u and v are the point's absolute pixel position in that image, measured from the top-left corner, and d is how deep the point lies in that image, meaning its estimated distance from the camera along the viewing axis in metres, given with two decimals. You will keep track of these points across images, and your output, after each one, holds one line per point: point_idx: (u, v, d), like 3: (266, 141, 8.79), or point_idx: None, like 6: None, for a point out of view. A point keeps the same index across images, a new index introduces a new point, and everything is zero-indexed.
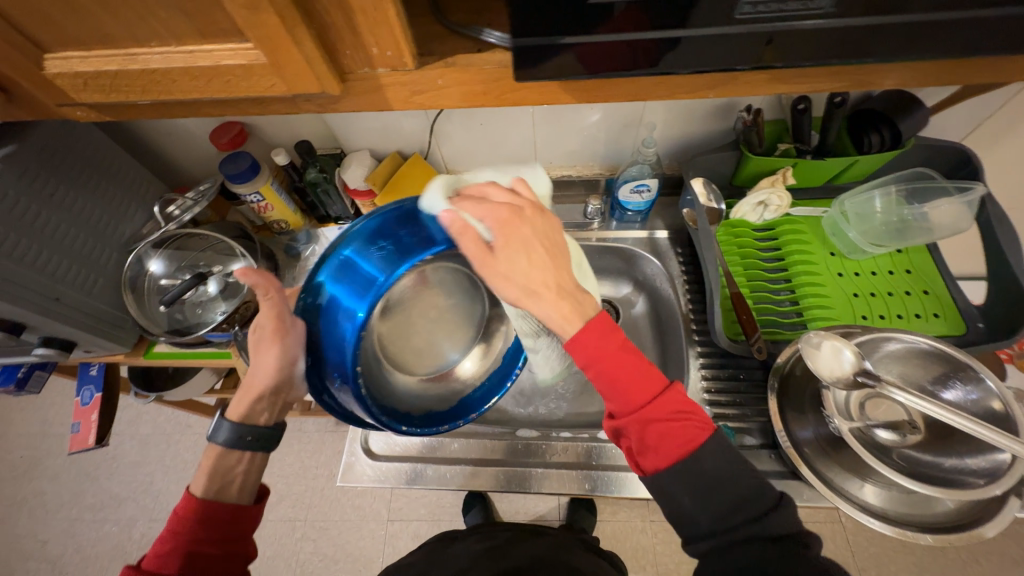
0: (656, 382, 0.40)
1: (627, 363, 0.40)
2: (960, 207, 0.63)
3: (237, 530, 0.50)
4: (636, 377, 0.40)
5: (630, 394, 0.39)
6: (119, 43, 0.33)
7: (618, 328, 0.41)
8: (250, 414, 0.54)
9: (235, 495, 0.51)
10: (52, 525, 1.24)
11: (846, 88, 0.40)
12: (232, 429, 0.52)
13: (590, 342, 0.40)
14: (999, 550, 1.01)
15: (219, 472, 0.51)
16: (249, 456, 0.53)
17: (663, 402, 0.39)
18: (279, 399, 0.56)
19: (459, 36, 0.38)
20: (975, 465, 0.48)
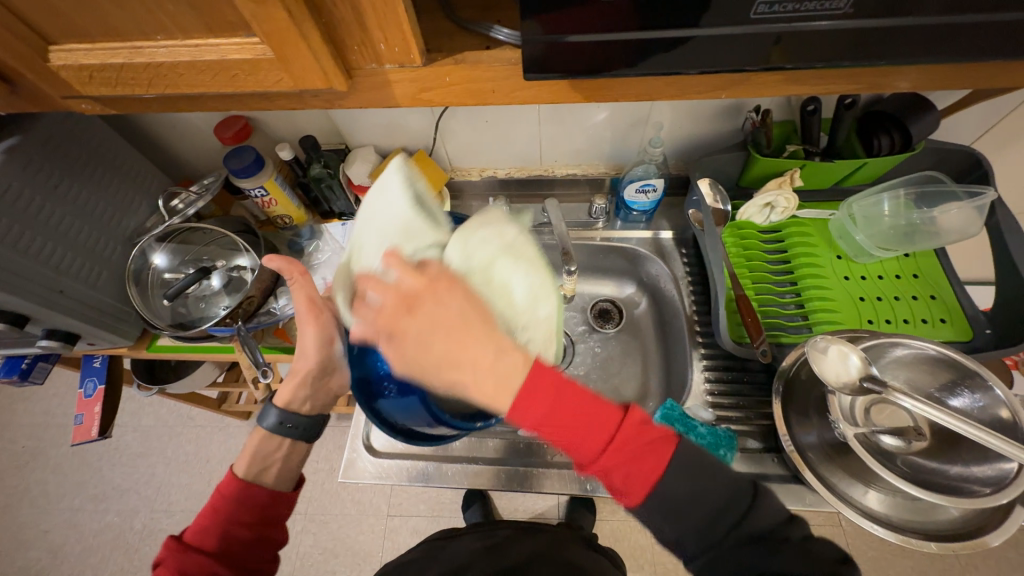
0: (611, 416, 0.37)
1: (575, 412, 0.36)
2: (970, 212, 0.63)
3: (273, 515, 0.53)
4: (590, 427, 0.36)
5: (588, 446, 0.36)
6: (125, 36, 0.33)
7: (551, 371, 0.37)
8: (293, 401, 0.57)
9: (272, 480, 0.53)
10: (53, 514, 1.25)
11: (859, 90, 0.39)
12: (277, 415, 0.55)
13: (532, 408, 0.36)
14: (998, 555, 1.01)
15: (260, 455, 0.54)
16: (288, 444, 0.56)
17: (628, 437, 0.37)
18: (324, 383, 0.58)
19: (468, 33, 0.38)
20: (981, 473, 0.48)
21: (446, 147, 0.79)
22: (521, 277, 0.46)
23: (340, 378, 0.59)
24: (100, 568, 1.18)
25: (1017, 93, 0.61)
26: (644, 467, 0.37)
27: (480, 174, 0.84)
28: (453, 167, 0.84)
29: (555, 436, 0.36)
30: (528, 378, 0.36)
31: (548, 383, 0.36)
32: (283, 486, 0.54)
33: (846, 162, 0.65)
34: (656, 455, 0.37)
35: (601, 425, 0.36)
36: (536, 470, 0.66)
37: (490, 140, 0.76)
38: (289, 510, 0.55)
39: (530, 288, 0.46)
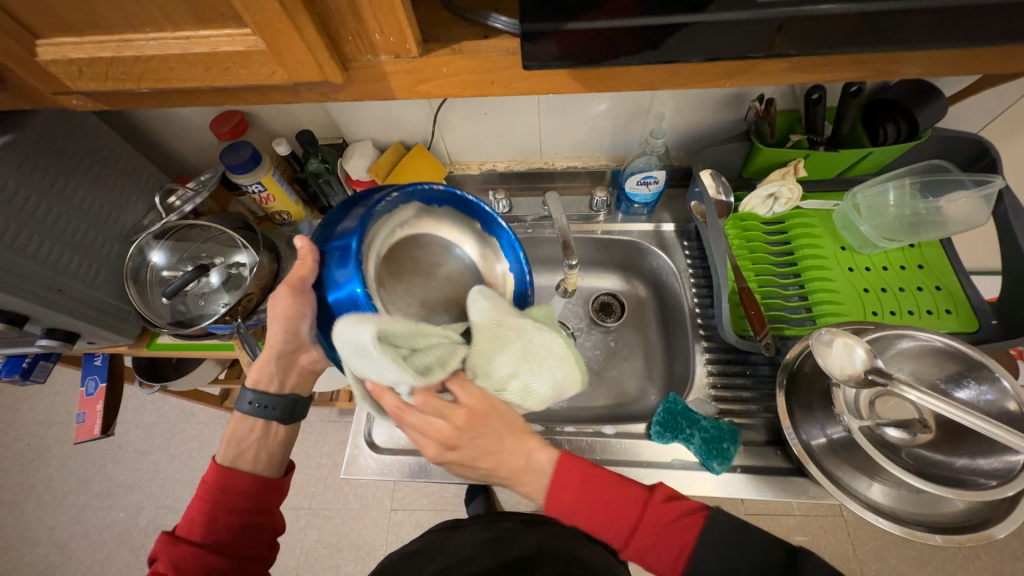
0: (637, 495, 0.47)
1: (603, 496, 0.46)
2: (977, 201, 0.62)
3: (266, 501, 0.54)
4: (617, 508, 0.45)
5: (617, 525, 0.45)
6: (113, 28, 0.32)
7: (579, 462, 0.48)
8: (261, 379, 0.55)
9: (252, 464, 0.54)
10: (59, 511, 1.25)
11: (867, 77, 0.38)
12: (250, 396, 0.55)
13: (566, 493, 0.46)
14: (999, 544, 1.02)
15: (236, 439, 0.54)
16: (261, 426, 0.56)
17: (651, 513, 0.45)
18: (293, 358, 0.56)
19: (465, 22, 0.37)
20: (987, 465, 0.47)
21: (445, 141, 0.78)
22: (541, 378, 0.42)
23: (312, 354, 0.56)
24: (107, 563, 1.19)
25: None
26: (672, 540, 0.44)
27: (480, 167, 0.83)
28: (451, 161, 0.83)
29: (588, 519, 0.46)
30: (557, 471, 0.47)
31: (577, 472, 0.47)
32: (269, 469, 0.54)
33: (852, 151, 0.64)
34: (681, 527, 0.44)
35: (625, 506, 0.46)
36: None
37: (489, 133, 0.75)
38: (280, 497, 0.56)
39: (556, 388, 0.42)
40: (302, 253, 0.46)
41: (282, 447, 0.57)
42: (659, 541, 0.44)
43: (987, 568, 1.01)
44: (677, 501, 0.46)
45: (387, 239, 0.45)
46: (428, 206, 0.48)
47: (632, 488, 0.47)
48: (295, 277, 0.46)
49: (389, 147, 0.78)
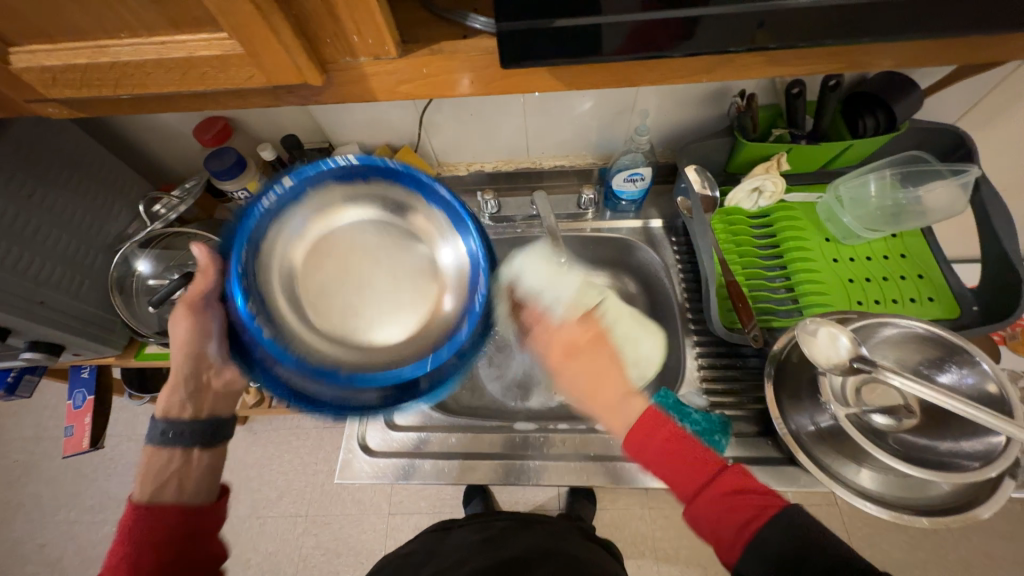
0: (713, 467, 0.44)
1: (684, 450, 0.45)
2: (955, 189, 0.63)
3: (196, 529, 0.51)
4: (691, 468, 0.44)
5: (683, 483, 0.44)
6: (87, 35, 0.32)
7: (668, 419, 0.47)
8: (171, 407, 0.56)
9: (174, 496, 0.51)
10: (51, 527, 1.23)
11: (842, 70, 0.39)
12: (159, 424, 0.54)
13: (636, 436, 0.47)
14: (989, 527, 1.03)
15: (152, 474, 0.52)
16: (181, 454, 0.54)
17: (714, 485, 0.43)
18: (202, 381, 0.58)
19: (443, 23, 0.37)
20: (970, 447, 0.48)
21: (432, 143, 0.78)
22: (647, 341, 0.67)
23: (219, 375, 0.59)
24: None
25: (998, 70, 0.61)
26: (731, 517, 0.41)
27: (468, 168, 0.83)
28: (439, 163, 0.83)
29: (658, 470, 0.46)
30: (643, 417, 0.47)
31: (654, 426, 0.47)
32: (193, 495, 0.52)
33: (832, 144, 0.65)
34: (741, 504, 0.42)
35: (700, 468, 0.44)
36: (535, 463, 0.66)
37: (476, 134, 0.75)
38: (215, 523, 0.53)
39: (655, 353, 0.67)
40: (202, 264, 0.55)
41: (206, 472, 0.55)
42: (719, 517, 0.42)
43: (978, 549, 1.02)
44: (748, 492, 0.42)
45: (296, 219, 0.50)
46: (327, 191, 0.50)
47: (708, 460, 0.45)
48: (193, 295, 0.56)
49: (376, 149, 0.78)
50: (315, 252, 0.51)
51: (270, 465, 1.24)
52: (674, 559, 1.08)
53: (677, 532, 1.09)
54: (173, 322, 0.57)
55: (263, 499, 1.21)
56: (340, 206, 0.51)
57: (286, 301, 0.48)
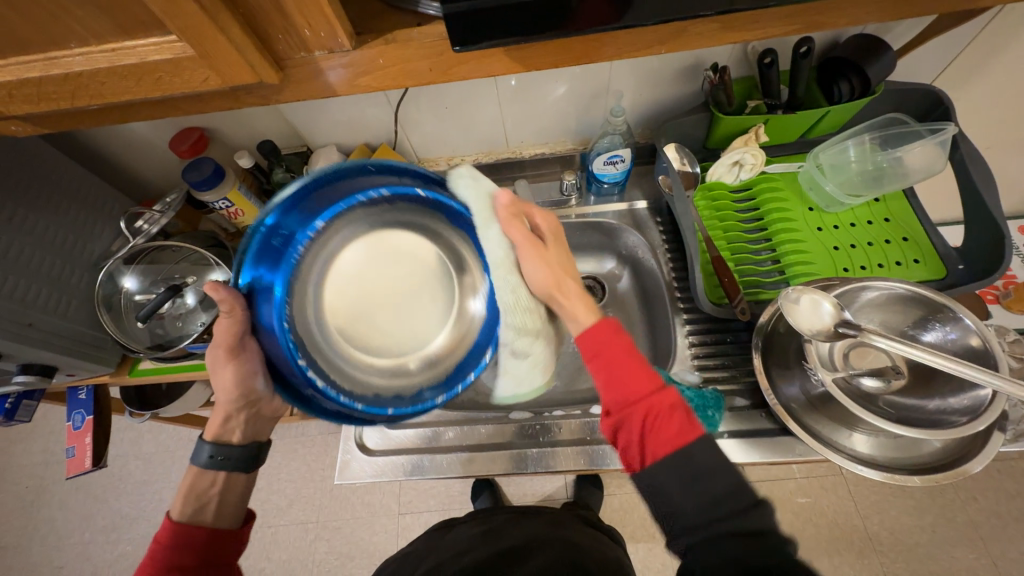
0: (652, 382, 0.44)
1: (627, 360, 0.46)
2: (933, 148, 0.63)
3: (223, 549, 0.53)
4: (631, 375, 0.45)
5: (626, 387, 0.44)
6: (37, 47, 0.32)
7: (622, 331, 0.48)
8: (222, 432, 0.55)
9: (212, 517, 0.52)
10: (64, 550, 1.24)
11: (805, 31, 0.39)
12: (208, 450, 0.53)
13: (596, 340, 0.47)
14: (994, 486, 1.04)
15: (194, 493, 0.52)
16: (222, 477, 0.54)
17: (655, 398, 0.43)
18: (253, 410, 0.56)
19: (398, 12, 0.37)
20: (958, 403, 0.48)
21: (411, 139, 0.77)
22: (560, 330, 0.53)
23: (269, 403, 0.57)
24: None
25: (968, 26, 0.61)
26: (663, 432, 0.42)
27: (449, 163, 0.83)
28: (419, 159, 0.82)
29: (599, 371, 0.46)
30: (595, 326, 0.48)
31: (611, 335, 0.47)
32: (224, 519, 0.53)
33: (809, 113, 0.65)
34: (672, 422, 0.42)
35: (642, 377, 0.45)
36: (534, 451, 0.66)
37: (454, 127, 0.75)
38: (239, 542, 0.55)
39: None
40: (228, 304, 0.45)
41: (242, 492, 0.55)
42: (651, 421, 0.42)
43: (985, 509, 1.03)
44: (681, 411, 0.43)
45: (334, 252, 0.45)
46: (358, 220, 0.45)
47: (652, 374, 0.45)
48: (227, 340, 0.49)
49: (354, 150, 0.78)
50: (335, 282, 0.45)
51: (277, 473, 1.25)
52: None
53: None
54: (217, 371, 0.52)
55: (272, 508, 1.22)
56: (372, 231, 0.46)
57: (315, 328, 0.44)
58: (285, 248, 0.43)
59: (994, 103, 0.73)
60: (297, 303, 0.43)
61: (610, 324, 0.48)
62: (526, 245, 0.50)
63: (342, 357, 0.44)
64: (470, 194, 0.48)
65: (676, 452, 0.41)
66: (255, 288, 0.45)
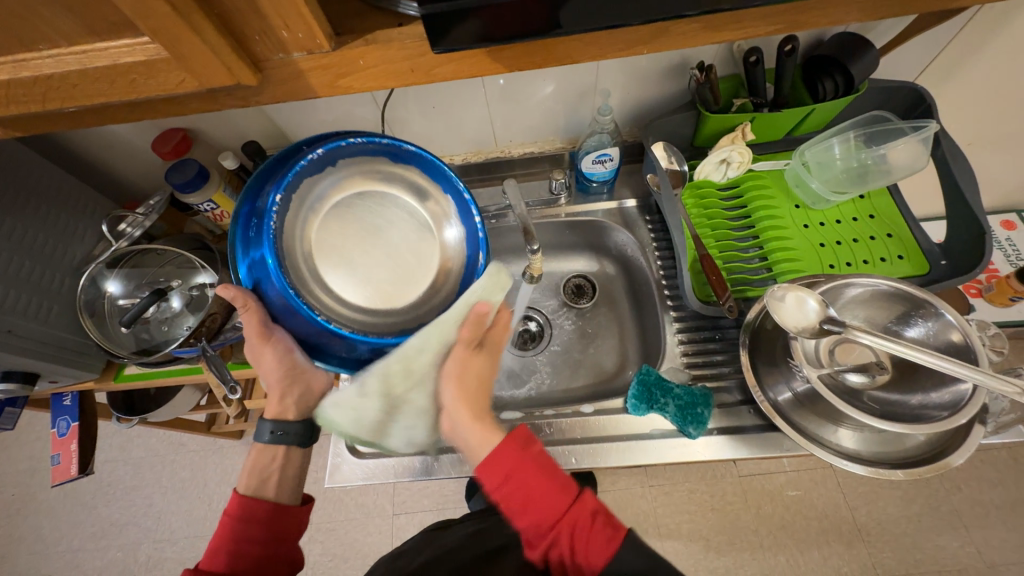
0: (566, 499, 0.43)
1: (539, 482, 0.44)
2: (916, 145, 0.63)
3: (285, 528, 0.52)
4: (544, 498, 0.43)
5: (540, 510, 0.43)
6: (5, 49, 0.31)
7: (534, 441, 0.46)
8: (281, 411, 0.55)
9: (275, 492, 0.52)
10: (53, 559, 1.22)
11: (786, 30, 0.39)
12: (271, 427, 0.54)
13: (498, 467, 0.44)
14: (978, 475, 1.06)
15: (257, 470, 0.52)
16: (283, 452, 0.54)
17: (575, 513, 0.43)
18: (306, 382, 0.56)
19: (378, 12, 0.37)
20: (940, 398, 0.49)
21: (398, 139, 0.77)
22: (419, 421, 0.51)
23: (316, 376, 0.57)
24: None
25: (949, 24, 0.61)
26: (590, 547, 0.41)
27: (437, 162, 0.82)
28: None
29: (511, 499, 0.44)
30: (500, 447, 0.45)
31: (517, 452, 0.45)
32: (287, 495, 0.53)
33: (793, 111, 0.65)
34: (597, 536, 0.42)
35: (555, 498, 0.43)
36: None
37: (441, 126, 0.75)
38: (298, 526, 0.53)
39: None
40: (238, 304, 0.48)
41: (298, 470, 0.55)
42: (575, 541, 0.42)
43: (969, 499, 1.05)
44: (602, 516, 0.43)
45: (304, 218, 0.47)
46: (312, 182, 0.47)
47: (564, 486, 0.44)
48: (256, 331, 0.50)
49: None
50: (319, 245, 0.47)
51: None
52: (677, 535, 1.09)
53: (678, 508, 1.10)
54: (260, 355, 0.53)
55: None
56: (330, 192, 0.48)
57: (320, 288, 0.46)
58: (262, 227, 0.45)
59: (975, 100, 0.74)
60: (298, 274, 0.45)
61: (518, 436, 0.46)
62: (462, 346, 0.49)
63: (355, 302, 0.48)
64: (484, 285, 0.48)
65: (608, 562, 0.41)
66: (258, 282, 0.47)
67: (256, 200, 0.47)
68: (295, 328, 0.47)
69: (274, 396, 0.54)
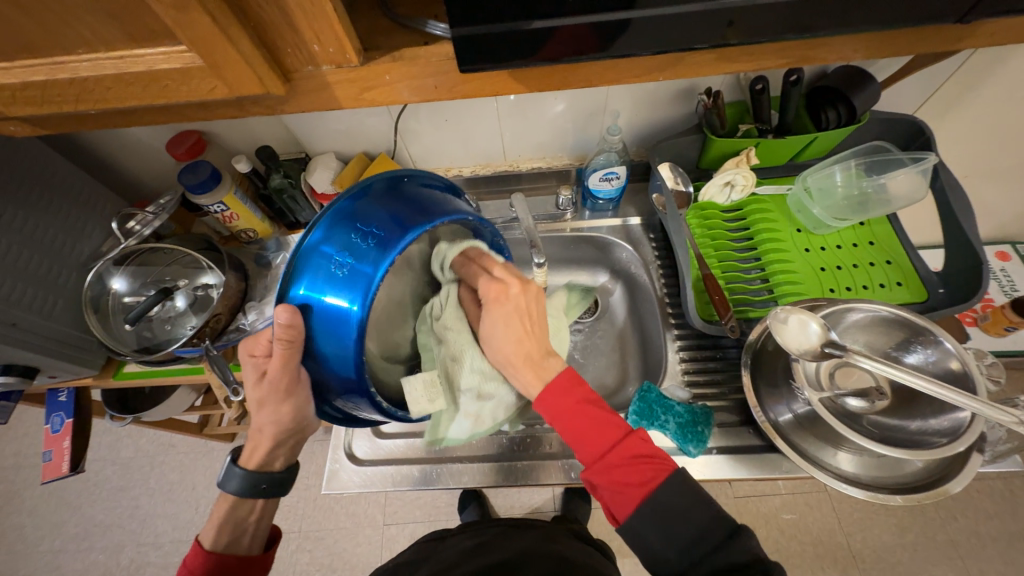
0: (612, 434, 0.42)
1: (585, 414, 0.43)
2: (915, 176, 0.65)
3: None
4: (589, 432, 0.43)
5: (587, 444, 0.42)
6: (46, 52, 0.32)
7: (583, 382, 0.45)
8: (262, 461, 0.52)
9: (246, 546, 0.52)
10: (32, 559, 1.20)
11: (793, 65, 0.41)
12: (244, 479, 0.50)
13: (555, 399, 0.44)
14: (973, 505, 1.06)
15: (231, 523, 0.51)
16: (261, 504, 0.52)
17: (617, 449, 0.42)
18: (294, 440, 0.52)
19: (405, 30, 0.38)
20: (938, 425, 0.50)
21: (409, 149, 0.78)
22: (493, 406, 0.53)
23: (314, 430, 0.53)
24: None
25: (949, 61, 0.63)
26: (627, 483, 0.41)
27: (446, 173, 0.83)
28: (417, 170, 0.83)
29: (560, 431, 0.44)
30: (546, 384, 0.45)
31: (565, 388, 0.44)
32: (253, 547, 0.52)
33: (797, 138, 0.67)
34: (639, 472, 0.41)
35: (600, 432, 0.42)
36: (524, 463, 0.66)
37: (453, 140, 0.76)
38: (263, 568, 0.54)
39: None
40: (285, 328, 0.41)
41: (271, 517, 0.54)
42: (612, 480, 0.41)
43: (965, 529, 1.04)
44: (648, 454, 0.42)
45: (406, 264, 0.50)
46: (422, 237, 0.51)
47: (610, 424, 0.43)
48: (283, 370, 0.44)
49: (353, 158, 0.78)
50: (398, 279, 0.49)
51: None
52: None
53: None
54: (266, 403, 0.48)
55: None
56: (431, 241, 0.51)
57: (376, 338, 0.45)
58: (356, 274, 0.40)
59: (972, 136, 0.76)
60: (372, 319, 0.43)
61: (569, 376, 0.45)
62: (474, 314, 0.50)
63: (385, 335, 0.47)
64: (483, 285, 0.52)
65: (645, 501, 0.40)
66: (320, 307, 0.41)
67: (359, 227, 0.42)
68: (327, 374, 0.43)
69: (265, 443, 0.51)
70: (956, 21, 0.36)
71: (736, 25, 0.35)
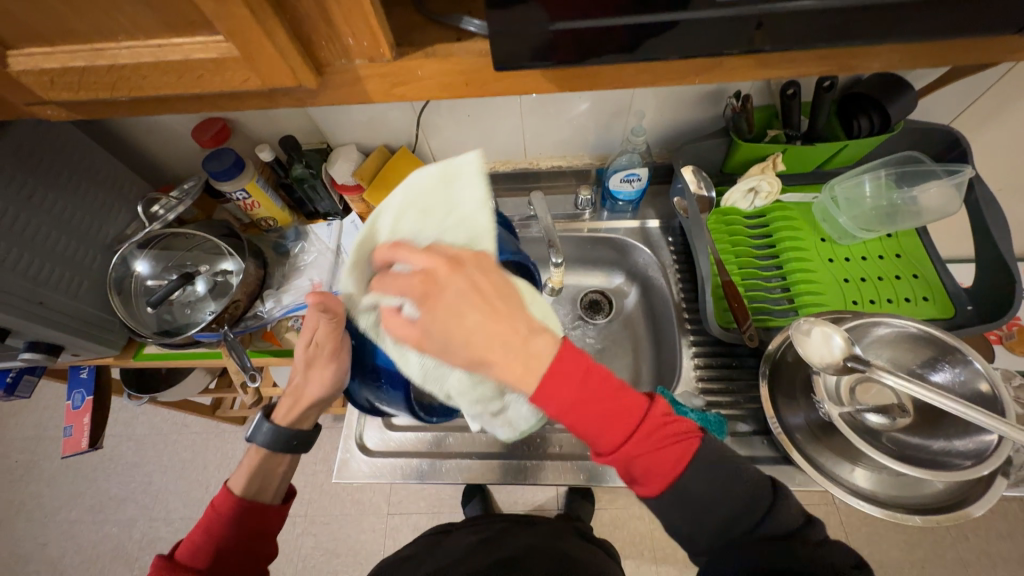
0: (638, 406, 0.37)
1: (602, 395, 0.36)
2: (949, 189, 0.63)
3: (268, 528, 0.52)
4: (611, 414, 0.36)
5: (609, 432, 0.36)
6: (84, 38, 0.33)
7: (583, 356, 0.36)
8: (295, 419, 0.54)
9: (271, 496, 0.52)
10: (50, 528, 1.24)
11: (834, 72, 0.40)
12: (272, 431, 0.53)
13: (560, 390, 0.35)
14: (986, 525, 1.04)
15: (260, 472, 0.52)
16: (289, 458, 0.54)
17: (645, 432, 0.36)
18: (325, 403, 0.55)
19: (438, 26, 0.38)
20: (963, 447, 0.49)
21: (430, 143, 0.78)
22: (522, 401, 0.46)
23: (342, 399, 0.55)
24: None
25: (992, 71, 0.61)
26: (662, 461, 0.36)
27: None
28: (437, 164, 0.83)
29: (576, 422, 0.36)
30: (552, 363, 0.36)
31: (570, 373, 0.36)
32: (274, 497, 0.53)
33: (826, 145, 0.65)
34: (671, 454, 0.37)
35: (622, 412, 0.36)
36: (531, 461, 0.66)
37: (473, 135, 0.76)
38: (279, 527, 0.54)
39: None
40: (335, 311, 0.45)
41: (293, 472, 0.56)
42: (640, 463, 0.36)
43: (976, 548, 1.03)
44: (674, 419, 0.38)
45: None
46: None
47: (633, 396, 0.37)
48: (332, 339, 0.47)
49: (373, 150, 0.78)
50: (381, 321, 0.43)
51: None
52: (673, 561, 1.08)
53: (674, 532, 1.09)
54: (313, 364, 0.50)
55: None
56: None
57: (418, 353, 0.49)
58: None
59: (1009, 149, 0.74)
60: None
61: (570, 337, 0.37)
62: (414, 333, 0.37)
63: None
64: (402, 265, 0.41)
65: (683, 474, 0.37)
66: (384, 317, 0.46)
67: None
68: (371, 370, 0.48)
69: (304, 404, 0.53)
70: (1012, 32, 0.34)
71: (777, 28, 0.34)
